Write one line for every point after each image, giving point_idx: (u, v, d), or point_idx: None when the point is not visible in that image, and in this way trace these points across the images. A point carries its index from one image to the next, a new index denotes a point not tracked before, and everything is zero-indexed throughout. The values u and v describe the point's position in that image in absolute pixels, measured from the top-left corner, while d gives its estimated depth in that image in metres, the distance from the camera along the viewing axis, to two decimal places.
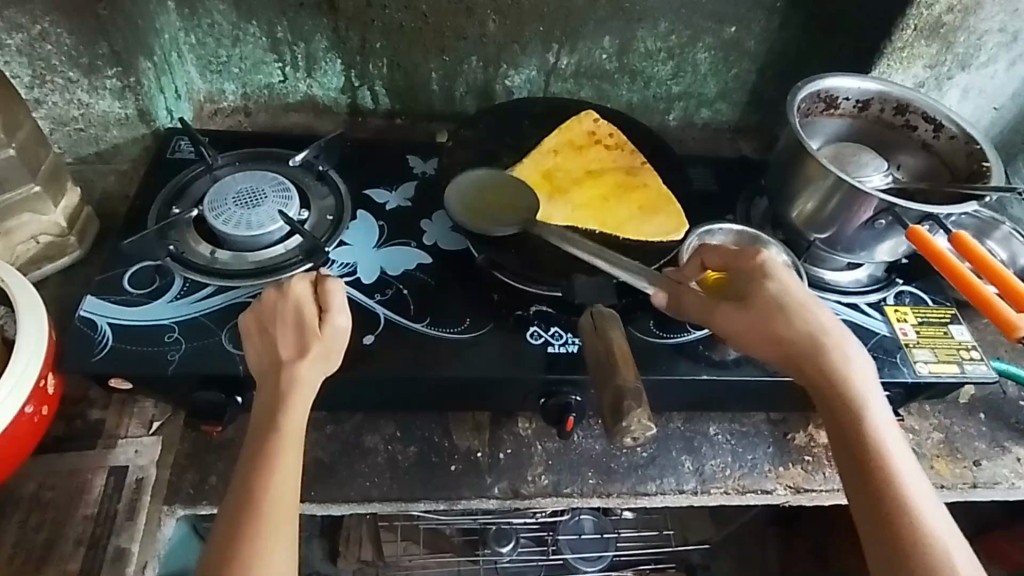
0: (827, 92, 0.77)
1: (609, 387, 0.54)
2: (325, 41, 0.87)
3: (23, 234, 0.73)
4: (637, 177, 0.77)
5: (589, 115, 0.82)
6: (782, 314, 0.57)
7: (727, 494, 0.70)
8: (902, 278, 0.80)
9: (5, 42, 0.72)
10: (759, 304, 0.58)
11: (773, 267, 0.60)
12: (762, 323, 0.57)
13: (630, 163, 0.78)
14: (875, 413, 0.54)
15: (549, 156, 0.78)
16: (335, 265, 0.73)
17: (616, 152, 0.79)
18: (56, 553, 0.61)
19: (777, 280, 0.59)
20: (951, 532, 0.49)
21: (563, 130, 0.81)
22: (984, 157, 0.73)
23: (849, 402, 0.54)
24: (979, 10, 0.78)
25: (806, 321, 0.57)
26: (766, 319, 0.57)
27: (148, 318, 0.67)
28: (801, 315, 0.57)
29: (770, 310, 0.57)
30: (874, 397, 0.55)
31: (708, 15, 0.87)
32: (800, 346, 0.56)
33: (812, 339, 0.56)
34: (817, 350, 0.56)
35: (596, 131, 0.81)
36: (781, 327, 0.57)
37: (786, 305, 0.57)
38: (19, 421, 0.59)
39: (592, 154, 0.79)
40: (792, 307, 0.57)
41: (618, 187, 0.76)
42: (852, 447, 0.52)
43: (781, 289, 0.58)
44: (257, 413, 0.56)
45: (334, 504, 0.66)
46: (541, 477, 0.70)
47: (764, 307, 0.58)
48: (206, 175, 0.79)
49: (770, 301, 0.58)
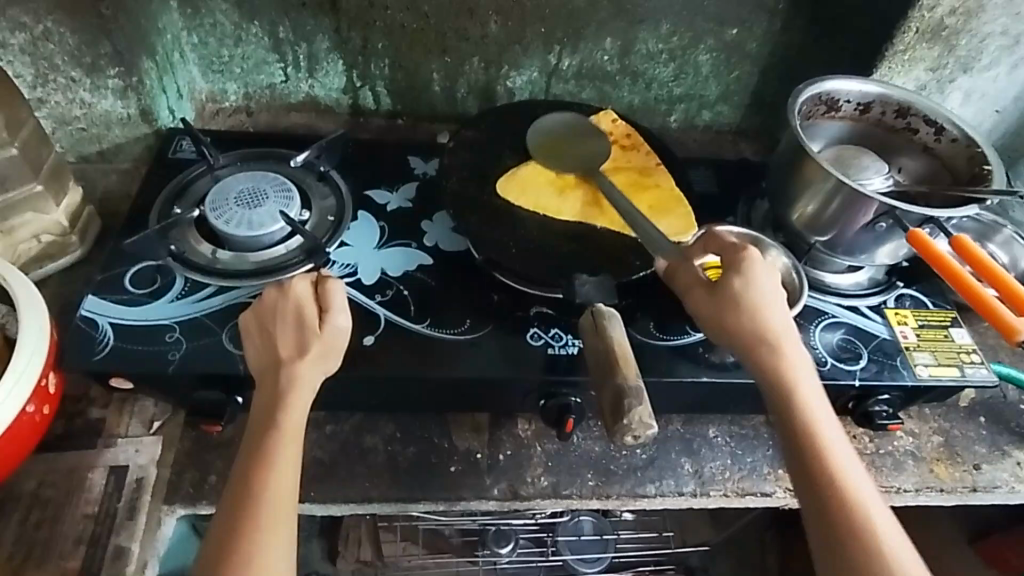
0: (829, 95, 0.77)
1: (610, 385, 0.54)
2: (327, 42, 0.88)
3: (25, 233, 0.73)
4: (651, 178, 0.77)
5: (609, 114, 0.82)
6: (741, 310, 0.57)
7: (726, 496, 0.70)
8: (902, 281, 0.80)
9: (8, 41, 0.72)
10: (721, 300, 0.58)
11: (743, 257, 0.60)
12: (722, 319, 0.58)
13: (646, 164, 0.79)
14: (819, 412, 0.54)
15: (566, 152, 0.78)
16: (336, 265, 0.73)
17: (632, 153, 0.80)
18: (56, 552, 0.62)
19: (739, 274, 0.59)
20: (892, 530, 0.49)
21: (580, 128, 0.81)
22: (985, 159, 0.73)
23: (793, 402, 0.54)
24: (981, 13, 0.77)
25: (762, 319, 0.57)
26: (724, 315, 0.58)
27: (149, 317, 0.67)
28: (754, 313, 0.57)
29: (727, 307, 0.58)
30: (818, 396, 0.55)
31: (710, 16, 0.87)
32: (753, 344, 0.57)
33: (765, 335, 0.57)
34: (767, 349, 0.56)
35: (611, 130, 0.82)
36: (736, 325, 0.57)
37: (747, 301, 0.58)
38: (20, 420, 0.59)
39: (608, 152, 0.79)
40: (746, 305, 0.58)
41: (630, 187, 0.76)
42: (795, 446, 0.53)
43: (740, 285, 0.58)
44: (256, 411, 0.56)
45: (333, 504, 0.66)
46: (541, 478, 0.70)
47: (725, 303, 0.58)
48: (207, 175, 0.79)
49: (731, 297, 0.58)
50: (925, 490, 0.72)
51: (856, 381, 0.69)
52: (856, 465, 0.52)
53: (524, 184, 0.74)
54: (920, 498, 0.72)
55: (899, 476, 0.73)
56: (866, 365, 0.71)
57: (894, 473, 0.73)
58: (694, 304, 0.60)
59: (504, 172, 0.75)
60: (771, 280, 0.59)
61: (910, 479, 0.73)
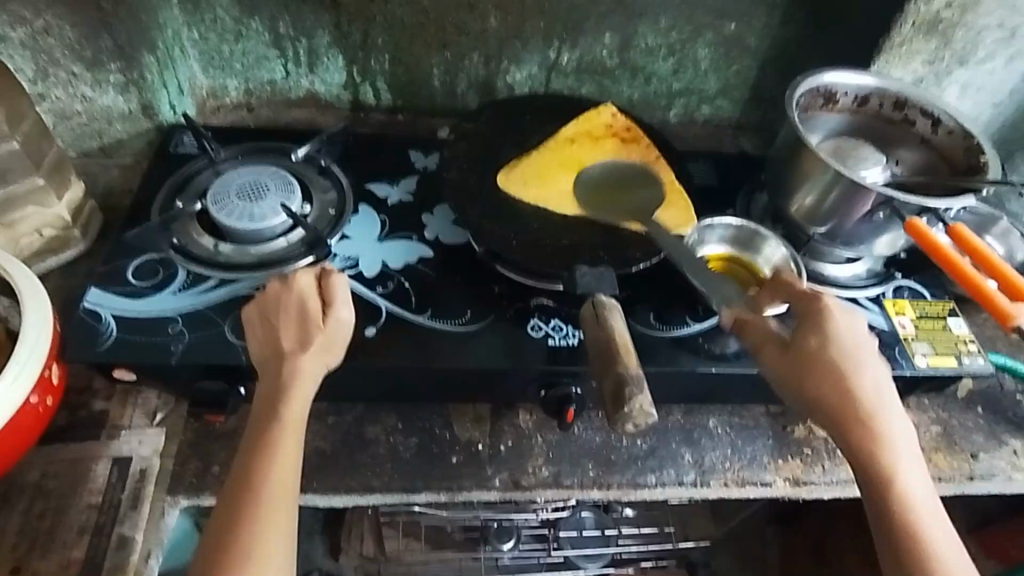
0: (827, 87, 0.77)
1: (609, 374, 0.54)
2: (327, 37, 0.88)
3: (27, 226, 0.73)
4: (651, 173, 0.77)
5: (609, 106, 0.82)
6: (825, 370, 0.56)
7: (726, 486, 0.71)
8: (901, 273, 0.81)
9: (9, 35, 0.73)
10: (810, 360, 0.57)
11: (827, 312, 0.58)
12: (806, 378, 0.56)
13: (647, 157, 0.79)
14: (913, 481, 0.54)
15: (566, 145, 0.78)
16: (337, 258, 0.74)
17: (632, 146, 0.80)
18: (59, 542, 0.62)
19: (826, 330, 0.58)
20: None
21: (581, 120, 0.81)
22: (982, 150, 0.74)
23: (888, 470, 0.54)
24: (977, 6, 0.78)
25: (847, 378, 0.56)
26: (811, 375, 0.56)
27: (151, 309, 0.68)
28: (847, 374, 0.56)
29: (815, 367, 0.56)
30: (908, 462, 0.55)
31: (709, 11, 0.88)
32: (844, 407, 0.55)
33: (852, 395, 0.56)
34: (858, 415, 0.55)
35: (613, 122, 0.81)
36: (824, 386, 0.56)
37: (831, 359, 0.56)
38: (23, 410, 0.59)
39: (608, 145, 0.79)
40: (839, 363, 0.56)
41: (631, 183, 0.77)
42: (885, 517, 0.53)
43: (830, 343, 0.57)
44: (258, 403, 0.56)
45: (335, 494, 0.67)
46: (542, 468, 0.70)
47: (816, 363, 0.56)
48: (209, 169, 0.79)
49: (820, 356, 0.57)
50: None
51: None
52: (943, 532, 0.52)
53: (527, 178, 0.74)
54: None
55: None
56: None
57: None
58: (771, 359, 0.58)
59: (504, 166, 0.75)
60: (854, 335, 0.58)
61: None
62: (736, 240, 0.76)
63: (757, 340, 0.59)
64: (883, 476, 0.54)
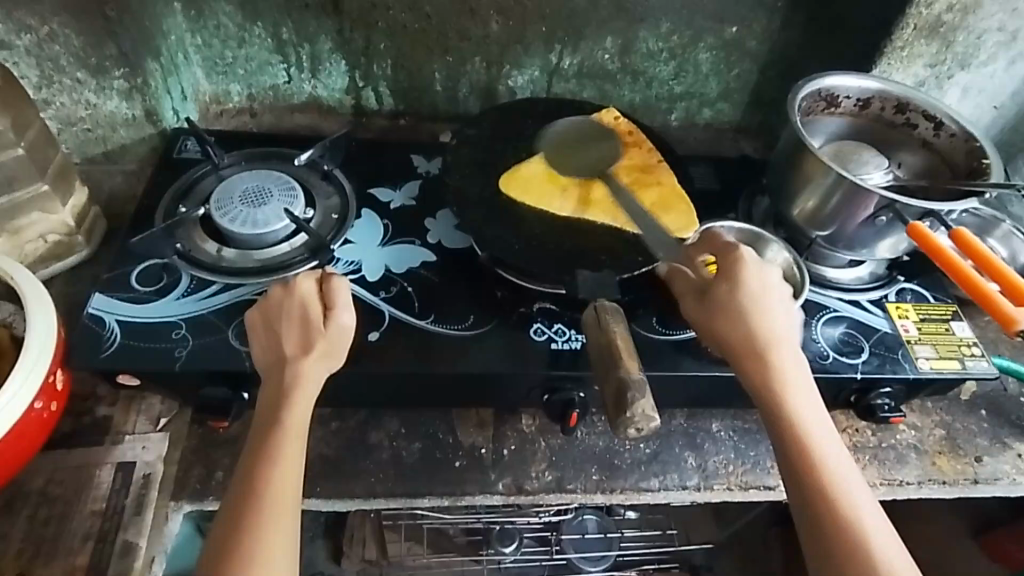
0: (828, 91, 0.78)
1: (611, 379, 0.54)
2: (329, 42, 0.88)
3: (32, 232, 0.73)
4: (654, 175, 0.77)
5: (609, 111, 0.83)
6: (732, 314, 0.57)
7: (730, 490, 0.71)
8: (903, 276, 0.81)
9: (14, 43, 0.73)
10: (718, 311, 0.58)
11: (737, 262, 0.59)
12: (713, 323, 0.58)
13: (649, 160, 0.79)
14: (810, 414, 0.54)
15: (567, 150, 0.79)
16: (340, 263, 0.74)
17: (635, 149, 0.80)
18: (65, 548, 0.62)
19: (736, 281, 0.58)
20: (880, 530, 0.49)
21: (580, 126, 0.81)
22: (984, 153, 0.74)
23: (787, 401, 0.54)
24: (978, 9, 0.78)
25: (751, 320, 0.57)
26: (719, 326, 0.57)
27: (156, 314, 0.68)
28: (752, 320, 0.57)
29: (720, 312, 0.58)
30: (802, 397, 0.55)
31: (710, 15, 0.88)
32: (746, 352, 0.56)
33: (756, 337, 0.56)
34: (760, 360, 0.55)
35: (614, 127, 0.82)
36: (732, 335, 0.57)
37: (739, 305, 0.57)
38: (27, 416, 0.59)
39: (609, 149, 0.80)
40: (742, 310, 0.57)
41: (634, 184, 0.76)
42: (787, 453, 0.53)
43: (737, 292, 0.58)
44: (261, 408, 0.57)
45: (339, 499, 0.67)
46: (545, 473, 0.70)
47: (722, 314, 0.57)
48: (212, 174, 0.80)
49: (727, 306, 0.57)
50: (928, 483, 0.73)
51: (857, 374, 0.70)
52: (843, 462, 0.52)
53: (529, 183, 0.74)
54: (923, 491, 0.72)
55: (902, 469, 0.73)
56: (868, 359, 0.72)
57: (897, 466, 0.73)
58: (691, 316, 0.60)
59: (506, 171, 0.75)
60: (762, 281, 0.59)
61: (913, 472, 0.73)
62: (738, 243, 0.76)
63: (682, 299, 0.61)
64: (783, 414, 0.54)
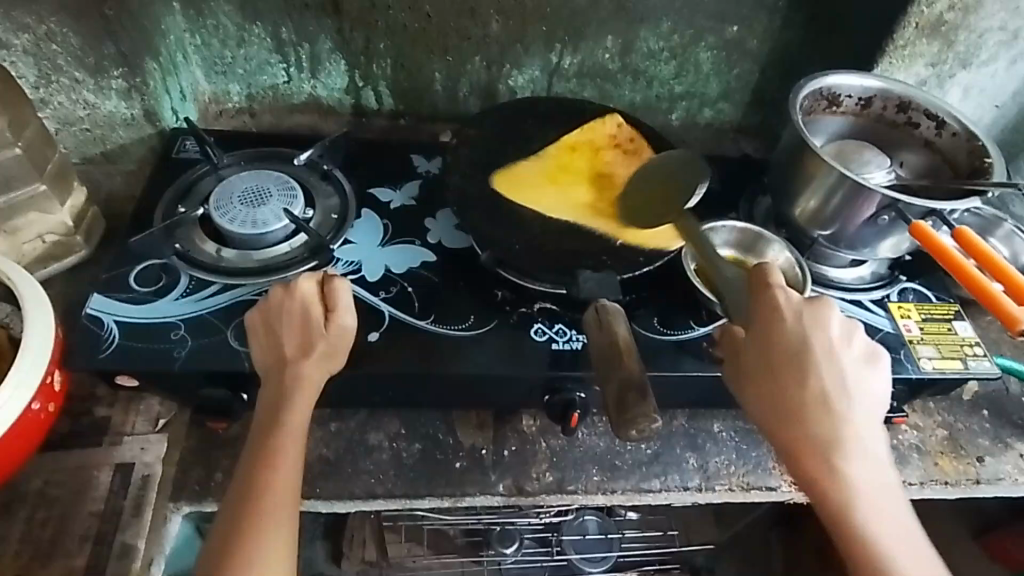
0: (830, 90, 0.77)
1: (612, 381, 0.54)
2: (329, 42, 0.88)
3: (30, 232, 0.73)
4: (648, 183, 0.76)
5: (613, 118, 0.83)
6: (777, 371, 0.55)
7: (731, 491, 0.70)
8: (905, 276, 0.80)
9: (11, 42, 0.72)
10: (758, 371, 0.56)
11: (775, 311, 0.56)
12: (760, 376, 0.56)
13: (647, 167, 0.78)
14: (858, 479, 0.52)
15: (564, 155, 0.79)
16: (340, 263, 0.74)
17: (634, 158, 0.79)
18: (62, 549, 0.62)
19: (776, 335, 0.56)
20: None
21: (582, 131, 0.82)
22: (986, 153, 0.73)
23: (835, 465, 0.53)
24: (980, 8, 0.78)
25: (799, 378, 0.55)
26: (758, 386, 0.56)
27: (154, 315, 0.67)
28: (795, 378, 0.55)
29: (768, 368, 0.55)
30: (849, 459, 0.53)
31: (710, 14, 0.88)
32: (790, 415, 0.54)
33: (804, 395, 0.54)
34: (803, 423, 0.54)
35: (620, 133, 0.82)
36: (770, 397, 0.55)
37: (785, 362, 0.55)
38: (25, 417, 0.59)
39: (607, 157, 0.80)
40: (780, 369, 0.55)
41: (630, 194, 0.76)
42: (834, 516, 0.52)
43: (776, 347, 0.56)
44: (261, 411, 0.56)
45: (338, 501, 0.67)
46: (545, 474, 0.70)
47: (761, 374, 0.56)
48: (212, 174, 0.79)
49: (767, 365, 0.56)
50: (930, 483, 0.72)
51: None
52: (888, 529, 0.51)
53: (516, 183, 0.75)
54: (925, 492, 0.72)
55: (904, 469, 0.73)
56: None
57: (899, 467, 0.73)
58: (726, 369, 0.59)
59: (504, 167, 0.76)
60: (810, 332, 0.56)
61: (915, 472, 0.73)
62: (739, 243, 0.76)
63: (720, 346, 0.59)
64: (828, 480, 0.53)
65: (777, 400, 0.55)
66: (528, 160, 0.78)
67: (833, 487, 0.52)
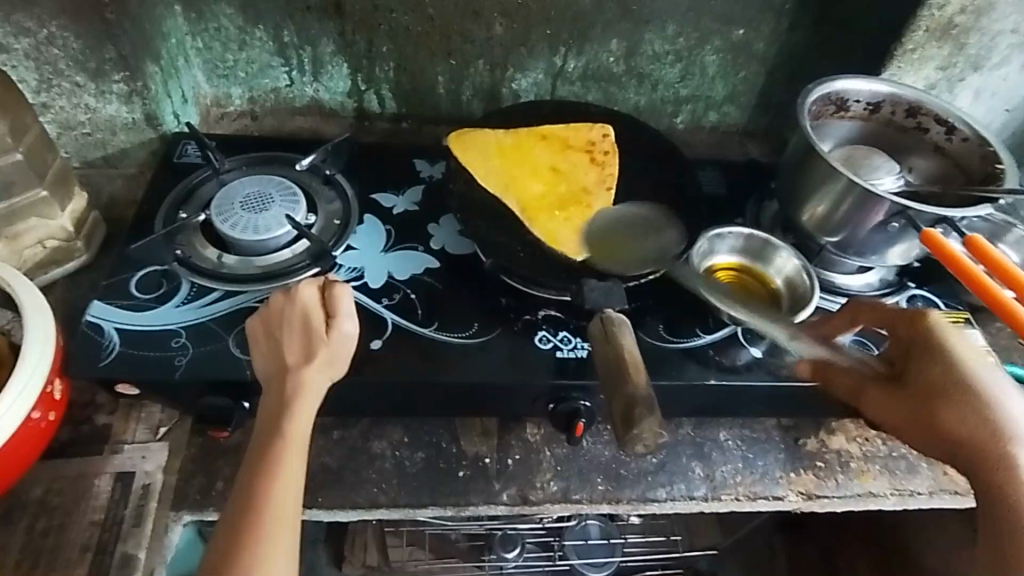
0: (838, 94, 0.76)
1: (618, 393, 0.53)
2: (332, 45, 0.87)
3: (31, 238, 0.73)
4: (585, 198, 0.73)
5: (602, 127, 0.79)
6: (926, 386, 0.54)
7: (738, 500, 0.70)
8: (914, 283, 0.80)
9: (12, 45, 0.72)
10: (930, 397, 0.53)
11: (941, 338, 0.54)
12: (906, 400, 0.56)
13: (599, 183, 0.75)
14: None
15: (534, 142, 0.77)
16: (342, 269, 0.73)
17: (594, 169, 0.76)
18: (62, 560, 0.61)
19: (940, 352, 0.54)
20: None
21: (564, 130, 0.79)
22: (998, 158, 0.72)
23: (994, 465, 0.50)
24: (991, 11, 0.77)
25: (947, 380, 0.53)
26: (927, 412, 0.54)
27: (154, 323, 0.67)
28: (979, 402, 0.51)
29: (916, 389, 0.55)
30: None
31: (717, 17, 0.87)
32: (969, 445, 0.51)
33: (953, 399, 0.52)
34: (973, 440, 0.51)
35: (596, 140, 0.78)
36: (937, 421, 0.53)
37: (933, 377, 0.54)
38: (25, 426, 0.58)
39: (572, 158, 0.77)
40: (957, 390, 0.52)
41: (567, 194, 0.73)
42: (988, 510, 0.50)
43: (950, 370, 0.53)
44: (261, 420, 0.56)
45: (341, 510, 0.66)
46: (550, 483, 0.69)
47: (934, 400, 0.53)
48: (213, 179, 0.79)
49: (940, 389, 0.53)
50: (939, 492, 0.72)
51: None
52: None
53: (469, 148, 0.76)
54: (934, 501, 0.72)
55: (913, 479, 0.73)
56: None
57: (908, 476, 0.73)
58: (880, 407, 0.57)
59: (467, 129, 0.78)
60: (968, 347, 0.54)
61: (924, 482, 0.72)
62: (747, 250, 0.75)
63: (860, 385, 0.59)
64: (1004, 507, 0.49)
65: (921, 413, 0.54)
66: (501, 133, 0.77)
67: (989, 485, 0.50)
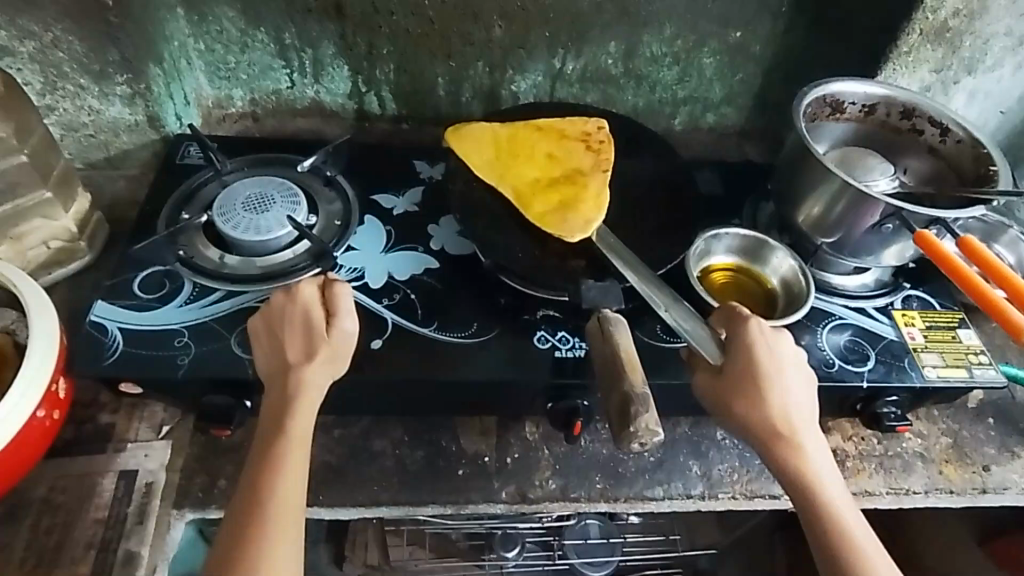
0: (833, 97, 0.77)
1: (616, 391, 0.53)
2: (332, 47, 0.88)
3: (34, 239, 0.73)
4: (581, 179, 0.73)
5: (597, 121, 0.79)
6: (731, 369, 0.59)
7: (734, 499, 0.70)
8: (909, 283, 0.80)
9: (17, 49, 0.73)
10: (762, 442, 0.57)
11: (769, 375, 0.58)
12: (724, 384, 0.58)
13: (596, 165, 0.74)
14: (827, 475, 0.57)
15: (530, 134, 0.77)
16: (343, 269, 0.74)
17: (590, 155, 0.75)
18: (67, 557, 0.62)
19: (734, 330, 0.61)
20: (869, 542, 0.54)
21: (561, 122, 0.79)
22: (991, 160, 0.73)
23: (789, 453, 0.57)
24: (985, 13, 0.78)
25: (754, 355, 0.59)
26: (727, 390, 0.58)
27: (157, 322, 0.68)
28: (763, 382, 0.58)
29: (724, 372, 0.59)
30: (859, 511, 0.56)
31: (714, 19, 0.88)
32: (761, 428, 0.57)
33: (759, 385, 0.58)
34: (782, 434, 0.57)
35: (592, 130, 0.78)
36: (740, 403, 0.57)
37: (747, 360, 0.58)
38: (29, 425, 0.59)
39: (569, 148, 0.76)
40: (785, 435, 0.57)
41: (564, 182, 0.73)
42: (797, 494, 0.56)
43: (750, 351, 0.59)
44: (264, 417, 0.56)
45: (342, 508, 0.66)
46: (549, 481, 0.70)
47: (763, 443, 0.57)
48: (215, 180, 0.79)
49: (759, 428, 0.57)
50: (934, 491, 0.72)
51: (864, 382, 0.69)
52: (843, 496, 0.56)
53: (466, 143, 0.76)
54: (929, 500, 0.72)
55: (908, 477, 0.73)
56: (874, 366, 0.71)
57: (903, 475, 0.73)
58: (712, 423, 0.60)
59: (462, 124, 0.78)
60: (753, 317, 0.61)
61: (919, 481, 0.73)
62: (744, 250, 0.76)
63: (717, 404, 0.58)
64: (839, 537, 0.54)
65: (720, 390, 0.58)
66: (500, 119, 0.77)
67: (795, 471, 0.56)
